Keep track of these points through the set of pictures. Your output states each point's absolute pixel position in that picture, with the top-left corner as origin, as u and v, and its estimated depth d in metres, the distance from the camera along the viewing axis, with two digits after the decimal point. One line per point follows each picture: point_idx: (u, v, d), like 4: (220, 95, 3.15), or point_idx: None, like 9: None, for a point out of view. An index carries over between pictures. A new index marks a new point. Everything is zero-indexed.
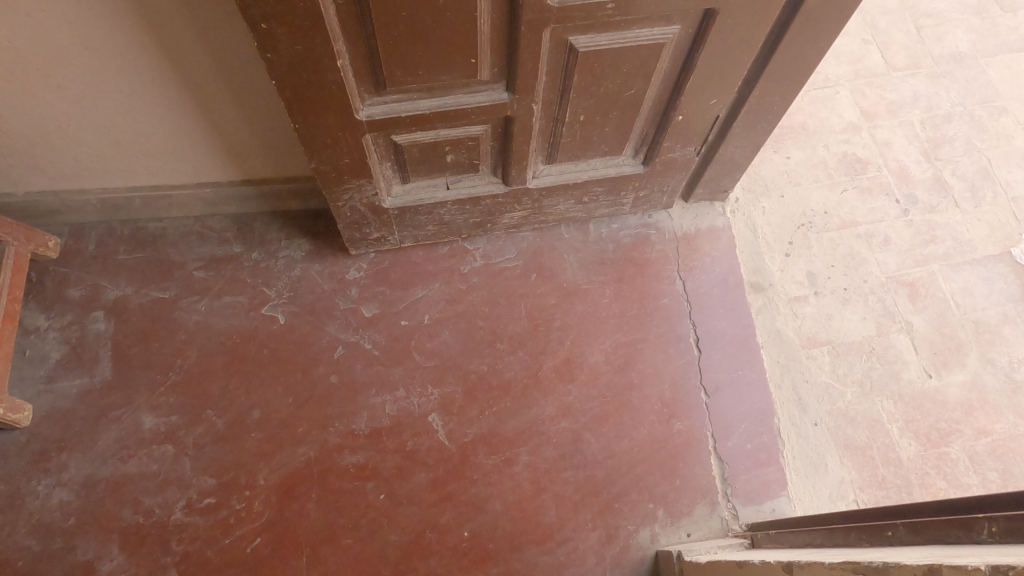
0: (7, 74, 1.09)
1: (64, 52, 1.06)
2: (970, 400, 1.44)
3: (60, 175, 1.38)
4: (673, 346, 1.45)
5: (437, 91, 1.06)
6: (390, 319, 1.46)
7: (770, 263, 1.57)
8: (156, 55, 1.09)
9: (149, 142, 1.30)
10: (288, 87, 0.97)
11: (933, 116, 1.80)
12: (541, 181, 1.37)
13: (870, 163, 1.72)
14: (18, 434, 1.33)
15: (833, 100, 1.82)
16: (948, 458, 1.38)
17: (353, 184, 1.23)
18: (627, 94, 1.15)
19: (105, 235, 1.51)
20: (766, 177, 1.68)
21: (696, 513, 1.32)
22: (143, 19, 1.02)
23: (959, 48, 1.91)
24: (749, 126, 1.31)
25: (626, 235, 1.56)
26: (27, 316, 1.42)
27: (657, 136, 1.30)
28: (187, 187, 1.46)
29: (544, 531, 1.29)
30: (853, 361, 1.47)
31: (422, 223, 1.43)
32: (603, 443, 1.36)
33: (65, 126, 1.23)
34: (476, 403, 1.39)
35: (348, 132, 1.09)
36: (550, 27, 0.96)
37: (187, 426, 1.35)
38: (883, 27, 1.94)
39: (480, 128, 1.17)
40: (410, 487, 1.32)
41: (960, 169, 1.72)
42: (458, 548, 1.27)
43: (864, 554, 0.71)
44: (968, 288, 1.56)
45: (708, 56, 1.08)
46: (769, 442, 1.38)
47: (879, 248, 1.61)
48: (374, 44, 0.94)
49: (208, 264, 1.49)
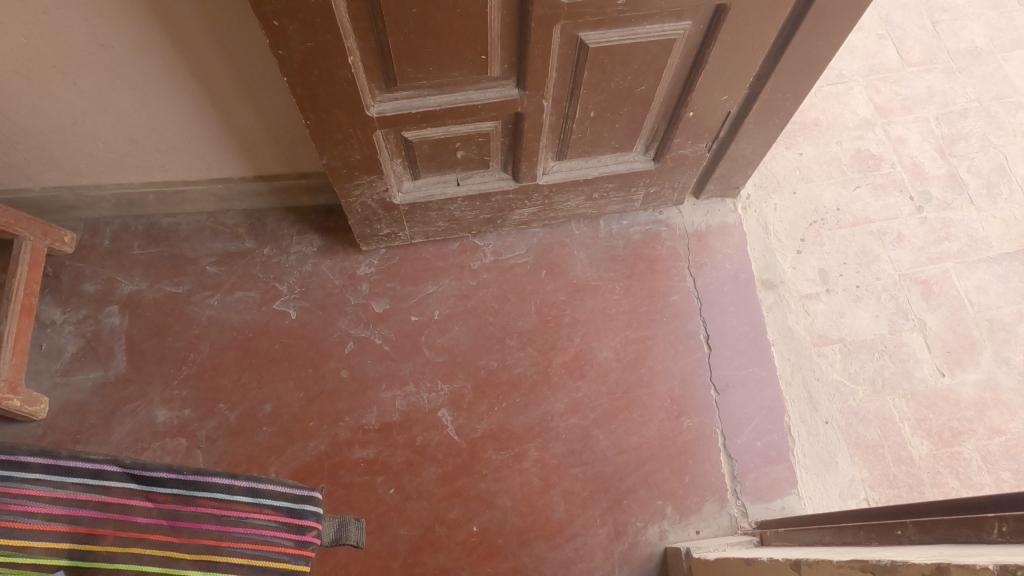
0: (25, 71, 1.10)
1: (80, 49, 1.07)
2: (984, 399, 1.43)
3: (76, 171, 1.39)
4: (683, 343, 1.45)
5: (447, 88, 1.06)
6: (401, 314, 1.46)
7: (781, 261, 1.56)
8: (169, 53, 1.10)
9: (164, 139, 1.32)
10: (299, 83, 0.98)
11: (948, 112, 1.78)
12: (551, 177, 1.37)
13: (884, 159, 1.71)
14: (35, 426, 1.35)
15: (845, 96, 1.80)
16: (960, 458, 1.37)
17: (364, 180, 1.24)
18: (638, 90, 1.15)
19: (120, 231, 1.53)
20: (778, 174, 1.67)
21: (706, 511, 1.32)
22: (158, 18, 1.03)
23: (975, 43, 1.89)
24: (761, 122, 1.30)
25: (637, 231, 1.56)
26: (43, 310, 1.45)
27: (668, 133, 1.30)
28: (199, 183, 1.47)
29: (553, 527, 1.30)
30: (865, 359, 1.46)
31: (433, 219, 1.44)
32: (612, 439, 1.36)
33: (79, 122, 1.25)
34: (485, 399, 1.39)
35: (360, 127, 1.09)
36: (561, 24, 0.96)
37: (199, 420, 1.36)
38: (898, 23, 1.92)
39: (491, 124, 1.17)
40: (420, 481, 1.32)
41: (975, 166, 1.70)
42: (466, 543, 1.28)
43: (873, 554, 0.71)
44: (983, 286, 1.55)
45: (719, 52, 1.08)
46: (780, 440, 1.37)
47: (893, 245, 1.59)
48: (386, 40, 0.94)
49: (220, 260, 1.50)
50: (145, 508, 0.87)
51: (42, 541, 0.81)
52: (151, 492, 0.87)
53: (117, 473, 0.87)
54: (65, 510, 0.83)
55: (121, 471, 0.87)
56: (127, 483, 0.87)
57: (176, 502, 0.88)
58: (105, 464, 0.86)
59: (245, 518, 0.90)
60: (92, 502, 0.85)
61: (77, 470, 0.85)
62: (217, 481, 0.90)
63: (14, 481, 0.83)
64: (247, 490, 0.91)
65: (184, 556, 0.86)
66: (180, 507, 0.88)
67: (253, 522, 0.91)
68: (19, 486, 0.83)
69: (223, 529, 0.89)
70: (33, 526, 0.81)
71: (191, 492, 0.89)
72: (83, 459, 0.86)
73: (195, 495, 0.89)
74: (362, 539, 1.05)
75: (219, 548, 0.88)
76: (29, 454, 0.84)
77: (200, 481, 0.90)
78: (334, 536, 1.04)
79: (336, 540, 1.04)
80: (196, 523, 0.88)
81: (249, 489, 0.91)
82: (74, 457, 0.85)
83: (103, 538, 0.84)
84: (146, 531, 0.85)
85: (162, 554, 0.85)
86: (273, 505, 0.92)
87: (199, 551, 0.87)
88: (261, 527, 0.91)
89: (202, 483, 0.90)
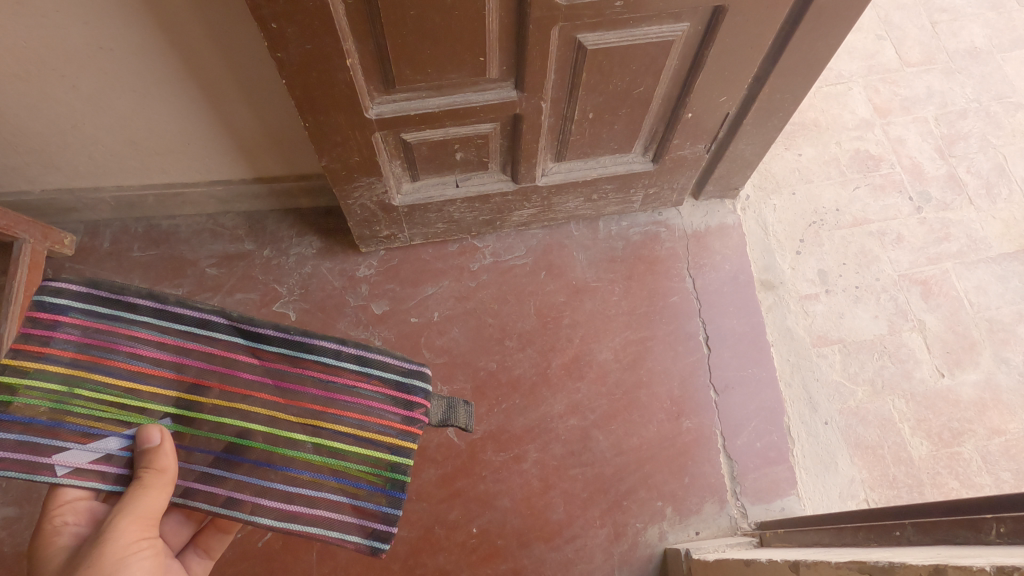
0: (23, 73, 1.10)
1: (80, 52, 1.07)
2: (983, 399, 1.43)
3: (75, 173, 1.39)
4: (683, 344, 1.45)
5: (445, 90, 1.07)
6: (400, 315, 1.46)
7: (780, 261, 1.56)
8: (168, 56, 1.10)
9: (163, 141, 1.32)
10: (298, 86, 0.98)
11: (947, 113, 1.78)
12: (551, 179, 1.37)
13: (883, 160, 1.71)
14: None
15: (845, 97, 1.80)
16: (960, 458, 1.37)
17: (362, 182, 1.24)
18: (637, 91, 1.15)
19: (120, 233, 1.54)
20: (777, 174, 1.67)
21: (705, 511, 1.32)
22: (156, 22, 1.03)
23: (974, 43, 1.89)
24: (760, 123, 1.30)
25: (636, 232, 1.56)
26: None
27: (666, 134, 1.30)
28: (199, 185, 1.47)
29: (552, 528, 1.30)
30: (865, 360, 1.46)
31: (432, 221, 1.44)
32: (611, 440, 1.36)
33: (79, 125, 1.25)
34: (485, 400, 1.39)
35: (359, 129, 1.09)
36: (558, 25, 0.96)
37: None
38: (897, 23, 1.92)
39: (489, 126, 1.17)
40: (420, 483, 1.33)
41: (974, 167, 1.70)
42: (466, 544, 1.28)
43: (871, 554, 0.71)
44: (982, 287, 1.55)
45: (717, 53, 1.08)
46: (779, 441, 1.37)
47: (892, 245, 1.59)
48: (384, 43, 0.94)
49: (220, 262, 1.51)
50: (250, 363, 0.88)
51: (151, 385, 0.85)
52: (258, 351, 0.89)
53: (221, 325, 0.88)
54: (172, 358, 0.86)
55: (227, 325, 0.88)
56: (233, 337, 0.88)
57: (283, 363, 0.89)
58: (211, 315, 0.88)
59: (352, 387, 0.90)
60: (198, 353, 0.87)
61: (187, 320, 0.87)
62: (324, 346, 0.90)
63: (124, 322, 0.85)
64: (355, 359, 0.91)
65: (288, 416, 0.88)
66: (286, 368, 0.89)
67: (360, 390, 0.90)
68: (127, 327, 0.85)
69: (331, 397, 0.89)
70: (139, 369, 0.85)
71: (297, 354, 0.90)
72: (190, 307, 0.87)
73: (301, 358, 0.90)
74: (471, 423, 0.94)
75: (327, 415, 0.89)
76: (137, 297, 0.86)
77: (307, 344, 0.90)
78: (441, 417, 0.94)
79: (443, 423, 0.94)
80: (305, 386, 0.89)
81: (356, 358, 0.91)
82: (181, 305, 0.87)
83: (210, 390, 0.86)
84: (251, 387, 0.88)
85: (273, 413, 0.88)
86: (381, 377, 0.91)
87: (307, 414, 0.88)
88: (368, 397, 0.90)
89: (309, 346, 0.90)
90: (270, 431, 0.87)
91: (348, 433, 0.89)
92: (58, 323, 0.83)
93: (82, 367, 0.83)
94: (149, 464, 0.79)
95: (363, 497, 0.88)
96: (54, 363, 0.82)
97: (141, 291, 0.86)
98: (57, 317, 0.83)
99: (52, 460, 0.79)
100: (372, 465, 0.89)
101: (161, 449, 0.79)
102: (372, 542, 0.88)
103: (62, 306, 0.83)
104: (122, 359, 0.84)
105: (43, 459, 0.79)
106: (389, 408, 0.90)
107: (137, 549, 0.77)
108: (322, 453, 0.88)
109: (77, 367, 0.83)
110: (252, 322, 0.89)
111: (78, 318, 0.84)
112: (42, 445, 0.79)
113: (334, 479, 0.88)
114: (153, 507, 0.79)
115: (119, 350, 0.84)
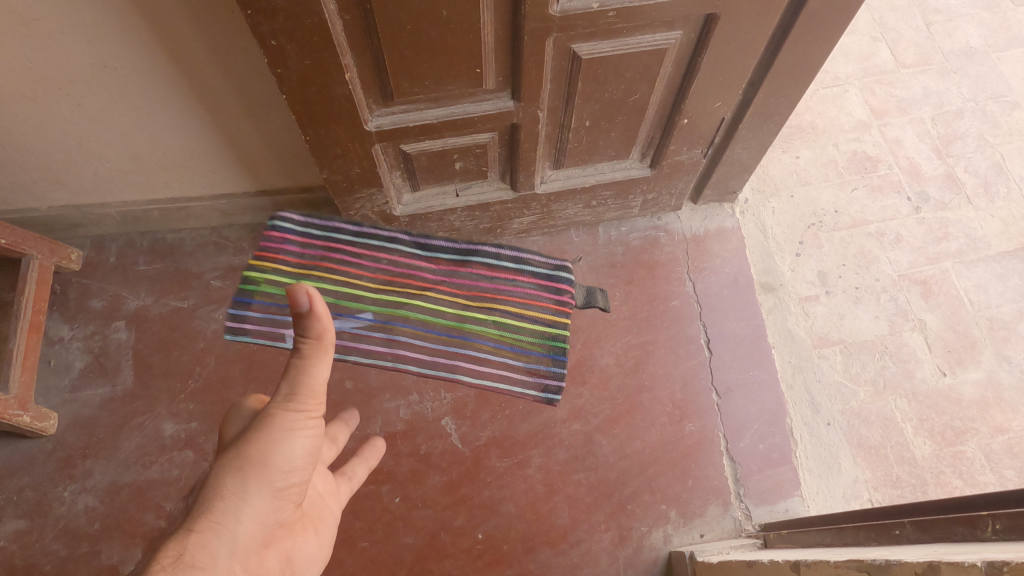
0: (29, 93, 1.12)
1: (84, 72, 1.09)
2: (985, 398, 1.43)
3: (82, 189, 1.42)
4: (684, 347, 1.46)
5: (443, 101, 1.08)
6: None
7: (780, 263, 1.57)
8: (172, 73, 1.12)
9: (168, 155, 1.34)
10: (298, 100, 1.00)
11: (944, 113, 1.79)
12: (549, 186, 1.39)
13: (881, 161, 1.72)
14: (44, 442, 1.37)
15: (842, 98, 1.82)
16: (963, 457, 1.37)
17: (364, 194, 1.26)
18: (632, 99, 1.17)
19: (126, 247, 1.56)
20: (775, 177, 1.69)
21: (709, 514, 1.32)
22: (159, 39, 1.05)
23: (970, 43, 1.90)
24: (756, 127, 1.32)
25: (635, 237, 1.57)
26: (51, 326, 1.47)
27: (663, 141, 1.31)
28: (203, 199, 1.49)
29: (557, 532, 1.30)
30: (866, 361, 1.47)
31: (433, 231, 1.46)
32: (615, 444, 1.37)
33: (85, 142, 1.27)
34: (488, 406, 1.40)
35: (359, 141, 1.11)
36: (552, 36, 0.98)
37: (206, 432, 1.38)
38: (892, 24, 1.94)
39: (488, 136, 1.19)
40: (424, 490, 1.34)
41: (972, 166, 1.71)
42: (472, 550, 1.29)
43: (870, 553, 0.72)
44: (982, 285, 1.55)
45: (709, 61, 1.09)
46: (782, 442, 1.38)
47: (892, 246, 1.60)
48: (381, 57, 0.96)
49: (224, 274, 1.53)
50: (431, 268, 1.08)
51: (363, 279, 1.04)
52: (436, 260, 1.09)
53: (405, 241, 1.09)
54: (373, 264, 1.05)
55: (409, 241, 1.09)
56: (414, 250, 1.08)
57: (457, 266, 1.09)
58: (397, 235, 1.09)
59: (513, 281, 1.10)
60: (392, 262, 1.06)
61: (378, 238, 1.08)
62: (486, 252, 1.11)
63: (333, 238, 1.06)
64: (511, 259, 1.11)
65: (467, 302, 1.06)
66: (459, 269, 1.09)
67: (520, 284, 1.10)
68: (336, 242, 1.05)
69: (498, 288, 1.08)
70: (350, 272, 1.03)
71: (466, 258, 1.10)
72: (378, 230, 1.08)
73: (471, 261, 1.10)
74: None
75: (499, 302, 1.07)
76: (340, 223, 1.07)
77: (471, 250, 1.11)
78: None
79: None
80: (475, 281, 1.08)
81: (512, 259, 1.11)
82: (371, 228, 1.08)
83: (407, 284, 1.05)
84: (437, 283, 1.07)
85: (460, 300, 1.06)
86: (532, 272, 1.11)
87: (484, 302, 1.07)
88: (524, 288, 1.10)
89: (473, 254, 1.11)
90: (455, 316, 1.04)
91: (517, 314, 1.07)
92: (284, 242, 1.03)
93: (309, 267, 1.02)
94: (307, 332, 0.72)
95: (538, 366, 1.07)
96: (285, 267, 1.01)
97: (341, 219, 1.08)
98: (282, 239, 1.03)
99: (287, 330, 0.97)
100: (542, 338, 1.07)
101: (314, 316, 0.72)
102: (549, 394, 1.08)
103: (285, 230, 1.04)
104: (335, 265, 1.03)
105: (282, 329, 0.97)
106: (545, 296, 1.09)
107: (302, 421, 0.75)
108: (500, 331, 1.05)
109: (303, 269, 1.01)
110: (427, 239, 1.10)
111: (297, 238, 1.04)
112: (281, 319, 0.97)
113: (511, 354, 1.05)
114: (318, 379, 0.75)
115: (332, 260, 1.03)
